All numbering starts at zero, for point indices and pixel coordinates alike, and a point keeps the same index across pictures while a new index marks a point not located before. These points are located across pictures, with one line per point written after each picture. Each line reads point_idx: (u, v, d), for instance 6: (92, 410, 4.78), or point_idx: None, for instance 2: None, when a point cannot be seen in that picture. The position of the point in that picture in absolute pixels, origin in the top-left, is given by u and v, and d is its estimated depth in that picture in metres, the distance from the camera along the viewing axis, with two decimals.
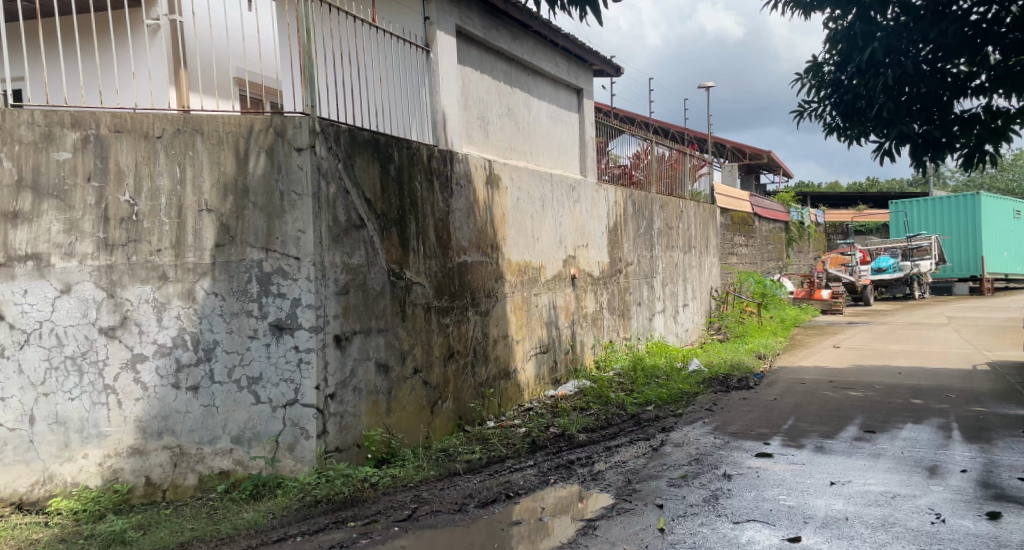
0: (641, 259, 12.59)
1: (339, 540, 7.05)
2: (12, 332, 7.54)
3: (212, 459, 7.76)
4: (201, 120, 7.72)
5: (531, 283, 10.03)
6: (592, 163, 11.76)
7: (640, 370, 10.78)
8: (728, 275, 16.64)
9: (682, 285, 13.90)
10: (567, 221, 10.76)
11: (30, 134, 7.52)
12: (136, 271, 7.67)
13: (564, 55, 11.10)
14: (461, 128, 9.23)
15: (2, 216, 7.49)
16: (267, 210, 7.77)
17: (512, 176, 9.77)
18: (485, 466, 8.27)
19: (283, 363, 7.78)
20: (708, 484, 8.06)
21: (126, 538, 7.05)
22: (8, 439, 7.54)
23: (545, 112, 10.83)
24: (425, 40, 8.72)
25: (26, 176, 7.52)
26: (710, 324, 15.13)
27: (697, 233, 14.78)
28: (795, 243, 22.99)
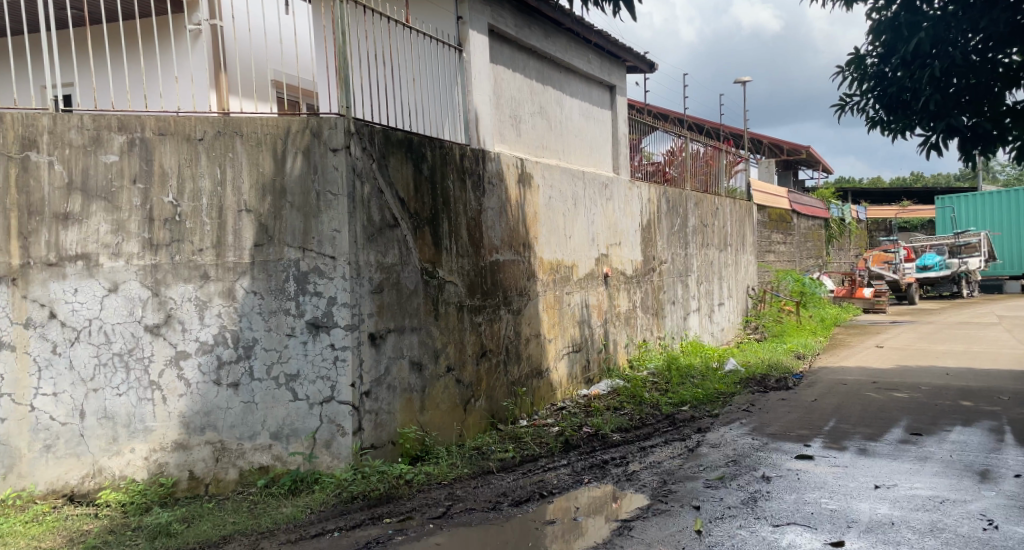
0: (675, 257, 12.49)
1: (375, 536, 7.16)
2: (63, 329, 7.78)
3: (252, 454, 7.94)
4: (240, 122, 7.91)
5: (564, 282, 10.04)
6: (627, 160, 11.71)
7: (674, 370, 10.70)
8: (765, 273, 16.41)
9: (718, 284, 13.76)
10: (599, 218, 10.74)
11: (79, 137, 7.78)
12: (179, 271, 7.89)
13: (598, 53, 11.08)
14: (494, 127, 9.28)
15: (53, 217, 7.74)
16: (304, 210, 7.93)
17: (545, 174, 9.79)
18: (518, 465, 8.30)
19: (319, 361, 7.92)
20: (746, 486, 7.97)
21: (171, 530, 7.25)
22: (59, 433, 7.77)
23: (578, 110, 10.82)
24: (457, 40, 8.77)
25: (76, 178, 7.77)
26: (747, 323, 14.90)
27: (733, 229, 14.60)
28: (835, 240, 22.56)
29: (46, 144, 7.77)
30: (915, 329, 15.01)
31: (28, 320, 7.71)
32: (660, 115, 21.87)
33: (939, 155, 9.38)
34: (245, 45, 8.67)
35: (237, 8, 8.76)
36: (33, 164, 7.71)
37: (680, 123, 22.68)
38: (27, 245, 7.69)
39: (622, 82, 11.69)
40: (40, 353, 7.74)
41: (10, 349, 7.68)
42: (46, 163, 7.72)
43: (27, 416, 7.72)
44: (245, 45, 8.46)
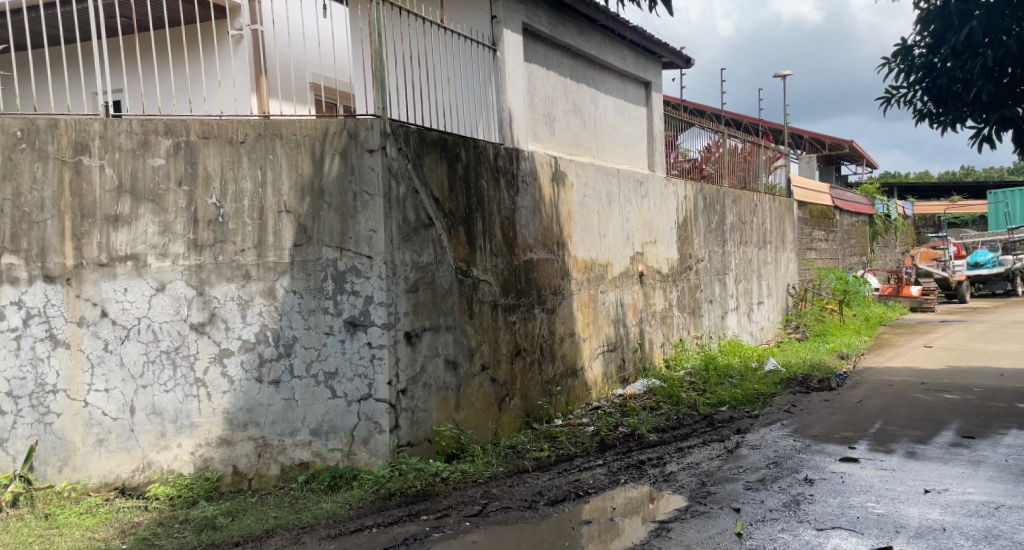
0: (713, 255, 12.31)
1: (413, 533, 7.23)
2: (114, 327, 7.99)
3: (293, 451, 8.08)
4: (280, 125, 8.05)
5: (598, 281, 10.00)
6: (663, 157, 11.60)
7: (712, 370, 10.54)
8: (806, 271, 16.10)
9: (757, 281, 13.52)
10: (635, 216, 10.65)
11: (128, 142, 7.98)
12: (222, 271, 8.06)
13: (634, 50, 11.00)
14: (528, 126, 9.26)
15: (104, 219, 7.95)
16: (341, 210, 8.04)
17: (579, 172, 9.74)
18: (553, 464, 8.28)
19: (357, 359, 8.02)
20: (788, 489, 7.83)
21: (217, 523, 7.42)
22: (111, 428, 7.99)
23: (613, 107, 10.74)
24: (491, 39, 8.80)
25: (125, 182, 7.97)
26: (787, 322, 14.57)
27: (773, 227, 14.35)
28: (880, 236, 22.00)
29: (97, 148, 7.98)
30: (969, 328, 14.54)
31: (82, 319, 7.93)
32: (695, 110, 21.37)
33: (993, 149, 9.02)
34: (286, 48, 8.80)
35: (275, 12, 8.90)
36: (85, 168, 7.93)
37: (717, 119, 22.18)
38: (80, 246, 7.92)
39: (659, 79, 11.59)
40: (91, 351, 7.96)
41: (64, 346, 7.92)
42: (97, 167, 7.93)
43: (81, 410, 7.96)
44: (284, 49, 8.61)
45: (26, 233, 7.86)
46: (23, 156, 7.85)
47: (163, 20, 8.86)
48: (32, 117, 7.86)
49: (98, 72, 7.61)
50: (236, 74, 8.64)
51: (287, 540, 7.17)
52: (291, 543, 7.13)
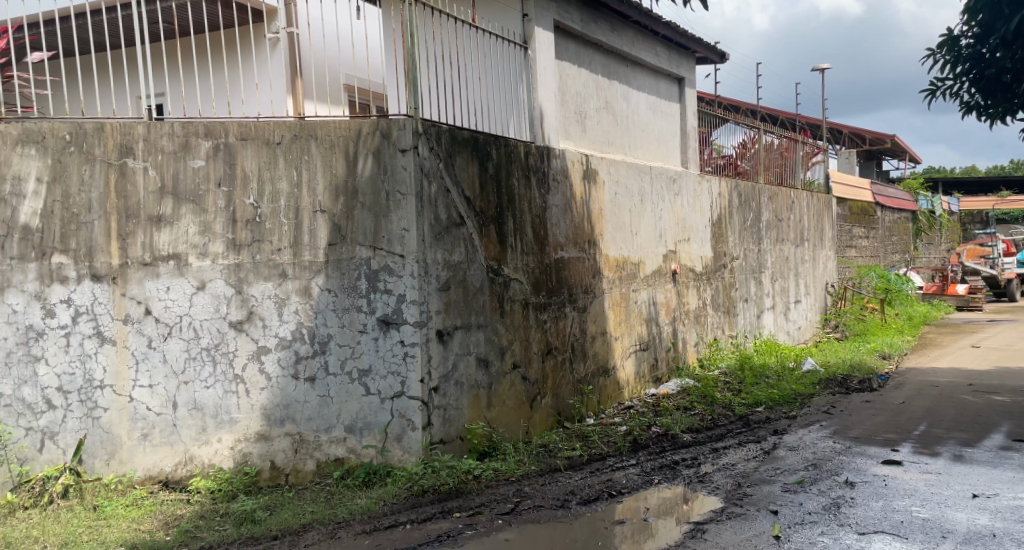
0: (748, 253, 12.06)
1: (446, 529, 7.20)
2: (157, 324, 7.89)
3: (329, 447, 7.94)
4: (315, 125, 7.90)
5: (630, 279, 9.80)
6: (696, 154, 11.37)
7: (748, 370, 10.29)
8: (846, 269, 15.69)
9: (794, 279, 13.26)
10: (667, 214, 10.43)
11: (171, 144, 7.89)
12: (260, 269, 7.92)
13: (666, 46, 10.83)
14: (559, 124, 9.13)
15: (148, 220, 7.87)
16: (374, 210, 7.89)
17: (610, 170, 9.58)
18: (586, 463, 8.19)
19: (390, 357, 7.89)
20: (827, 491, 7.67)
21: (255, 517, 7.38)
22: (154, 423, 7.91)
23: (644, 103, 10.57)
24: (523, 37, 8.70)
25: (167, 183, 7.88)
26: (826, 321, 14.15)
27: (811, 224, 14.06)
28: (924, 232, 21.41)
29: (141, 150, 7.92)
30: (1019, 328, 13.96)
31: (127, 316, 7.86)
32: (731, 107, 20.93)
33: None
34: (320, 51, 8.74)
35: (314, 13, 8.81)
36: (129, 169, 7.86)
37: (752, 115, 21.81)
38: (124, 246, 7.84)
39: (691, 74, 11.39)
40: (136, 347, 7.88)
41: (111, 343, 7.85)
42: (141, 168, 7.86)
43: (127, 406, 7.88)
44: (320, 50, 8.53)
45: (74, 233, 7.80)
46: (71, 158, 7.80)
47: (203, 26, 8.83)
48: (79, 120, 7.82)
49: (142, 77, 7.68)
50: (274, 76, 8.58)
51: (323, 535, 7.15)
52: (327, 538, 7.10)
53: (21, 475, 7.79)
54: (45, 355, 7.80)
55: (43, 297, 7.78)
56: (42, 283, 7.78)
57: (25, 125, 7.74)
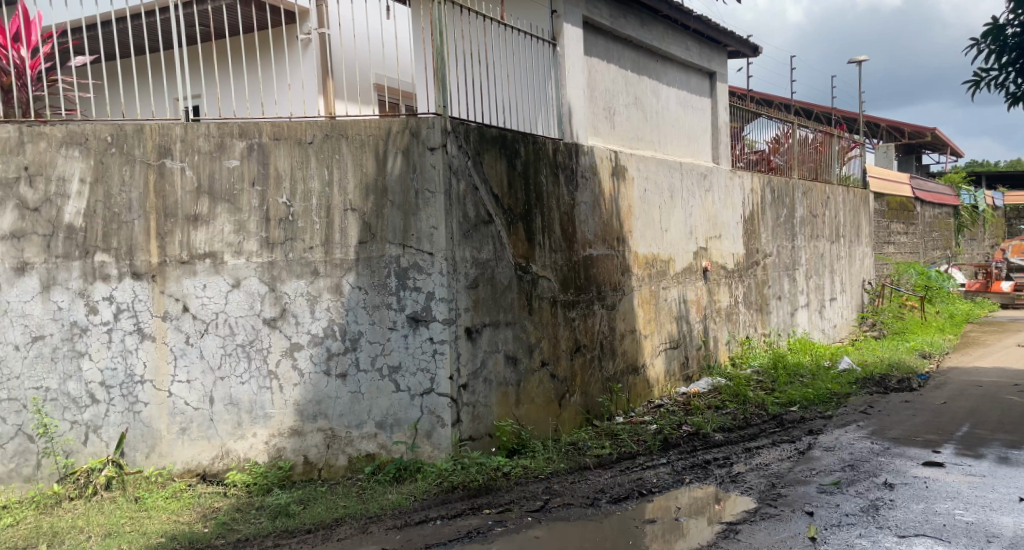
0: (781, 250, 11.78)
1: (475, 526, 6.97)
2: (193, 321, 7.58)
3: (360, 442, 7.64)
4: (346, 124, 7.58)
5: (660, 277, 9.50)
6: (729, 149, 11.09)
7: (782, 369, 10.06)
8: (884, 266, 15.30)
9: (829, 278, 12.97)
10: (698, 210, 10.15)
11: (207, 145, 7.58)
12: (293, 267, 7.60)
13: (698, 41, 10.58)
14: (588, 121, 8.90)
15: (185, 219, 7.57)
16: (403, 208, 7.59)
17: (640, 166, 9.30)
18: (616, 462, 7.94)
19: (420, 354, 7.59)
20: (865, 493, 7.50)
21: (290, 511, 7.14)
22: (193, 417, 7.59)
23: (674, 99, 10.35)
24: (552, 34, 8.49)
25: (203, 182, 7.57)
26: (862, 320, 13.87)
27: (846, 219, 13.73)
28: (966, 230, 20.81)
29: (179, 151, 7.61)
30: None
31: (166, 313, 7.56)
32: (765, 101, 20.21)
33: None
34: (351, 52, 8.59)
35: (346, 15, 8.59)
36: (167, 170, 7.57)
37: (785, 109, 21.16)
38: (163, 245, 7.56)
39: (723, 69, 11.15)
40: (175, 343, 7.57)
41: (151, 339, 7.55)
42: (179, 169, 7.56)
43: (166, 400, 7.58)
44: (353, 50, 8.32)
45: (114, 233, 7.54)
46: (110, 159, 7.54)
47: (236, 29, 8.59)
48: (120, 122, 7.56)
49: (178, 78, 7.55)
50: (307, 76, 8.35)
51: (355, 529, 6.92)
52: (359, 533, 6.89)
53: (66, 467, 7.51)
54: (88, 351, 7.51)
55: (87, 294, 7.51)
56: (85, 280, 7.50)
57: (70, 127, 7.50)
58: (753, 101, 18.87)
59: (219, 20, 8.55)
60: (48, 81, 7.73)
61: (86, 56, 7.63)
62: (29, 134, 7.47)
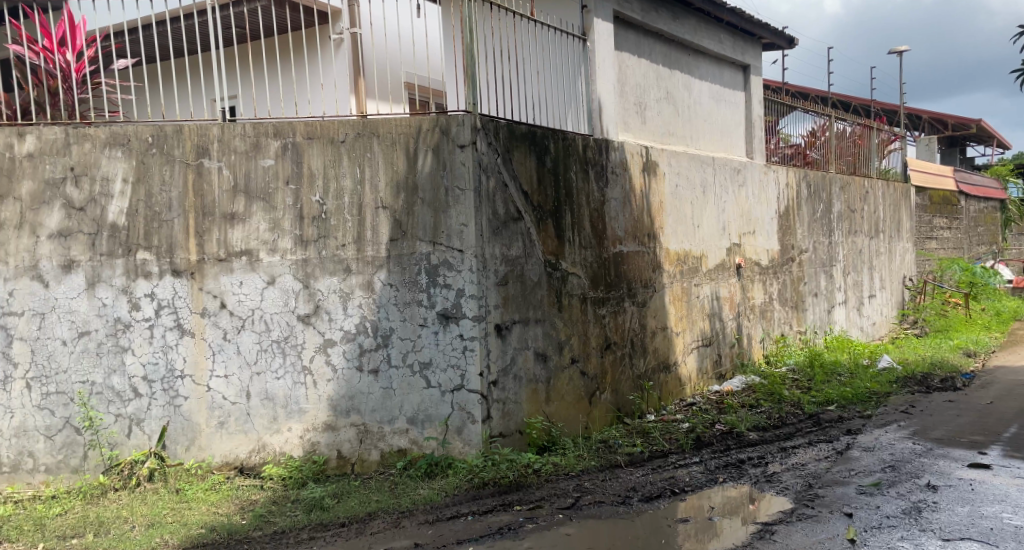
0: (818, 246, 11.51)
1: (506, 523, 6.91)
2: (230, 317, 7.45)
3: (392, 437, 7.51)
4: (377, 123, 7.44)
5: (692, 273, 9.37)
6: (762, 144, 10.89)
7: (818, 367, 9.82)
8: (924, 263, 14.86)
9: (868, 274, 12.67)
10: (731, 206, 9.99)
11: (242, 144, 7.45)
12: (326, 264, 7.45)
13: (731, 33, 10.41)
14: (618, 116, 8.81)
15: (222, 217, 7.44)
16: (433, 205, 7.45)
17: (671, 161, 9.17)
18: (647, 460, 7.85)
19: (450, 350, 7.46)
20: (907, 495, 7.30)
21: (324, 504, 7.08)
22: (230, 411, 7.46)
23: (707, 93, 10.19)
24: (581, 29, 8.42)
25: (239, 181, 7.44)
26: (903, 317, 13.61)
27: (886, 215, 13.36)
28: (1017, 226, 19.95)
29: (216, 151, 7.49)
30: None
31: (204, 309, 7.43)
32: (800, 93, 19.62)
33: None
34: (382, 50, 8.52)
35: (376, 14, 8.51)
36: (203, 169, 7.44)
37: (823, 102, 20.60)
38: (202, 243, 7.44)
39: (757, 61, 10.95)
40: (213, 339, 7.44)
41: (190, 335, 7.43)
42: (216, 168, 7.44)
43: (205, 395, 7.45)
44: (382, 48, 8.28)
45: (156, 231, 7.44)
46: (150, 159, 7.44)
47: (270, 29, 8.49)
48: (160, 122, 7.46)
49: (214, 78, 7.43)
50: (339, 77, 8.30)
51: (387, 524, 6.88)
52: (392, 527, 6.84)
53: (111, 459, 7.44)
54: (131, 346, 7.42)
55: (129, 291, 7.42)
56: (128, 277, 7.43)
57: (113, 129, 7.43)
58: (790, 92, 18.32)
59: (255, 21, 8.46)
60: (92, 83, 7.70)
61: (128, 59, 7.59)
62: (75, 136, 7.43)
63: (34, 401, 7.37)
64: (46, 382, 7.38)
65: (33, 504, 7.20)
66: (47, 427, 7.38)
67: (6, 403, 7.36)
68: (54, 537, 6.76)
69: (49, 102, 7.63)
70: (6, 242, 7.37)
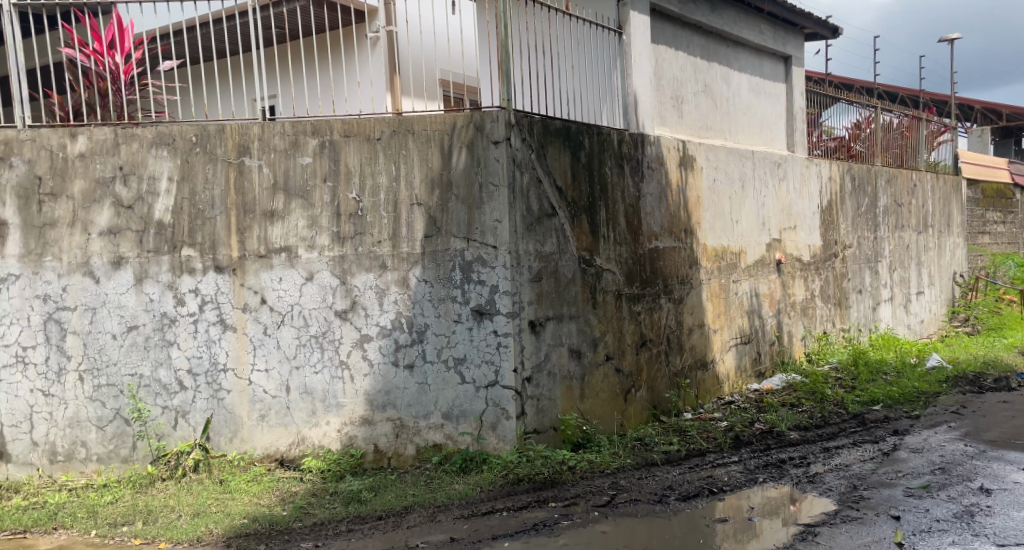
0: (862, 242, 11.19)
1: (541, 519, 6.89)
2: (271, 313, 7.58)
3: (427, 432, 7.57)
4: (412, 120, 7.48)
5: (730, 270, 9.20)
6: (803, 137, 10.65)
7: (863, 366, 9.53)
8: (977, 258, 14.15)
9: (915, 269, 12.24)
10: (772, 200, 9.79)
11: (281, 143, 7.55)
12: (362, 261, 7.54)
13: (773, 23, 10.19)
14: (654, 110, 8.71)
15: (262, 215, 7.56)
16: (467, 201, 7.47)
17: (709, 156, 9.03)
18: (684, 458, 7.75)
19: (484, 346, 7.48)
20: (959, 498, 7.05)
21: (361, 497, 7.17)
22: (271, 405, 7.60)
23: (747, 85, 10.01)
24: (617, 22, 8.35)
25: (279, 179, 7.54)
26: (954, 315, 13.11)
27: (937, 209, 12.90)
28: None
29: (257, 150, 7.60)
30: None
31: (246, 305, 7.57)
32: (846, 85, 18.98)
33: None
34: (417, 48, 8.56)
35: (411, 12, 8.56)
36: (243, 168, 7.56)
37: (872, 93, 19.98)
38: (243, 240, 7.56)
39: (800, 52, 10.70)
40: (254, 334, 7.58)
41: (232, 330, 7.57)
42: (257, 167, 7.55)
43: (247, 388, 7.59)
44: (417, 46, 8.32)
45: (200, 228, 7.57)
46: (194, 158, 7.58)
47: (309, 29, 8.60)
48: (204, 122, 7.59)
49: (256, 78, 7.55)
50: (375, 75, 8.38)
51: (423, 518, 6.93)
52: (427, 521, 6.89)
53: (158, 450, 7.61)
54: (177, 340, 7.58)
55: (175, 287, 7.57)
56: (174, 273, 7.57)
57: (159, 128, 7.58)
58: (834, 83, 17.71)
59: (294, 21, 8.57)
60: (139, 84, 7.87)
61: (173, 60, 7.75)
62: (123, 136, 7.59)
63: (85, 393, 7.57)
64: (97, 374, 7.58)
65: (85, 492, 7.42)
66: (98, 418, 7.58)
67: (60, 394, 7.56)
68: (105, 525, 6.99)
69: (99, 103, 7.83)
70: (59, 240, 7.57)
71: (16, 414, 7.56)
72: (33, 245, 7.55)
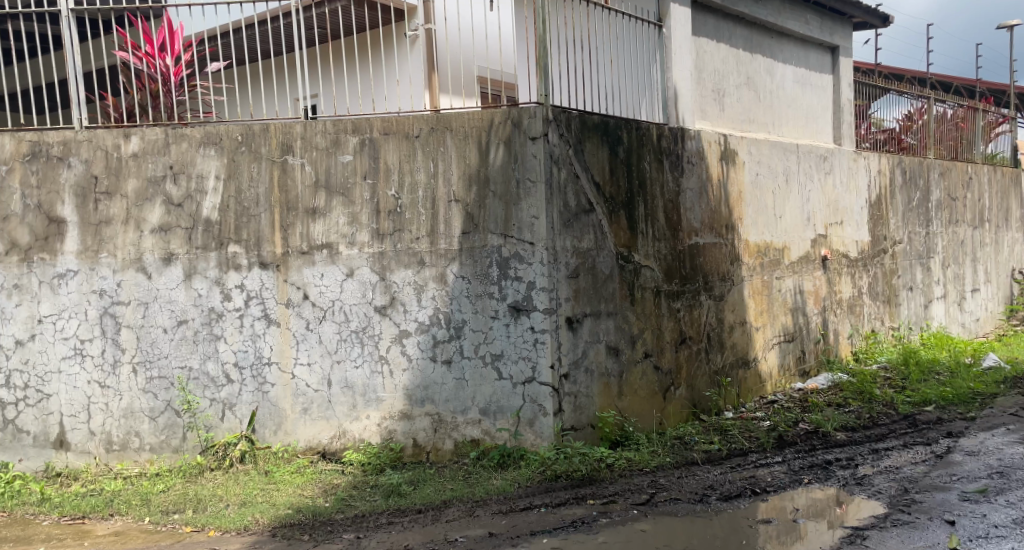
0: (913, 237, 10.81)
1: (580, 516, 6.83)
2: (313, 308, 7.71)
3: (465, 428, 7.61)
4: (450, 117, 7.50)
5: (773, 266, 9.01)
6: (849, 129, 10.44)
7: (914, 366, 9.22)
8: None
9: (970, 266, 11.75)
10: (816, 195, 9.59)
11: (323, 141, 7.65)
12: (401, 257, 7.60)
13: (819, 14, 9.94)
14: (696, 103, 8.60)
15: (304, 212, 7.68)
16: (504, 198, 7.46)
17: (752, 149, 8.87)
18: (726, 458, 7.60)
19: (521, 342, 7.48)
20: (1018, 503, 6.74)
21: (400, 491, 7.24)
22: (313, 398, 7.74)
23: (792, 76, 9.81)
24: (657, 15, 8.27)
25: (320, 177, 7.65)
26: (1012, 313, 12.32)
27: (994, 203, 12.35)
28: None
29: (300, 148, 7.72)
30: None
31: (289, 300, 7.71)
32: (899, 77, 18.36)
33: None
34: (454, 46, 8.62)
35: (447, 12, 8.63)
36: (287, 166, 7.69)
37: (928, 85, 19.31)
38: (286, 237, 7.70)
39: (846, 42, 10.42)
40: (297, 328, 7.73)
41: (276, 325, 7.73)
42: (299, 165, 7.67)
43: (290, 382, 7.75)
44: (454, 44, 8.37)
45: (245, 225, 7.73)
46: (240, 157, 7.74)
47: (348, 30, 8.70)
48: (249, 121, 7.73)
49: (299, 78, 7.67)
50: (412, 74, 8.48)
51: (460, 512, 6.94)
52: (465, 516, 6.90)
53: (207, 440, 7.83)
54: (224, 335, 7.78)
55: (222, 282, 7.76)
56: (220, 269, 7.76)
57: (206, 128, 7.75)
58: (885, 74, 17.10)
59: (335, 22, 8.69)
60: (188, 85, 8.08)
61: (220, 61, 7.94)
62: (173, 136, 7.78)
63: (139, 385, 7.84)
64: (149, 366, 7.83)
65: (139, 480, 7.69)
66: (150, 409, 7.84)
67: (115, 385, 7.84)
68: (158, 512, 7.21)
69: (150, 105, 8.06)
70: (114, 238, 7.80)
71: (75, 404, 7.85)
72: (89, 242, 7.80)
